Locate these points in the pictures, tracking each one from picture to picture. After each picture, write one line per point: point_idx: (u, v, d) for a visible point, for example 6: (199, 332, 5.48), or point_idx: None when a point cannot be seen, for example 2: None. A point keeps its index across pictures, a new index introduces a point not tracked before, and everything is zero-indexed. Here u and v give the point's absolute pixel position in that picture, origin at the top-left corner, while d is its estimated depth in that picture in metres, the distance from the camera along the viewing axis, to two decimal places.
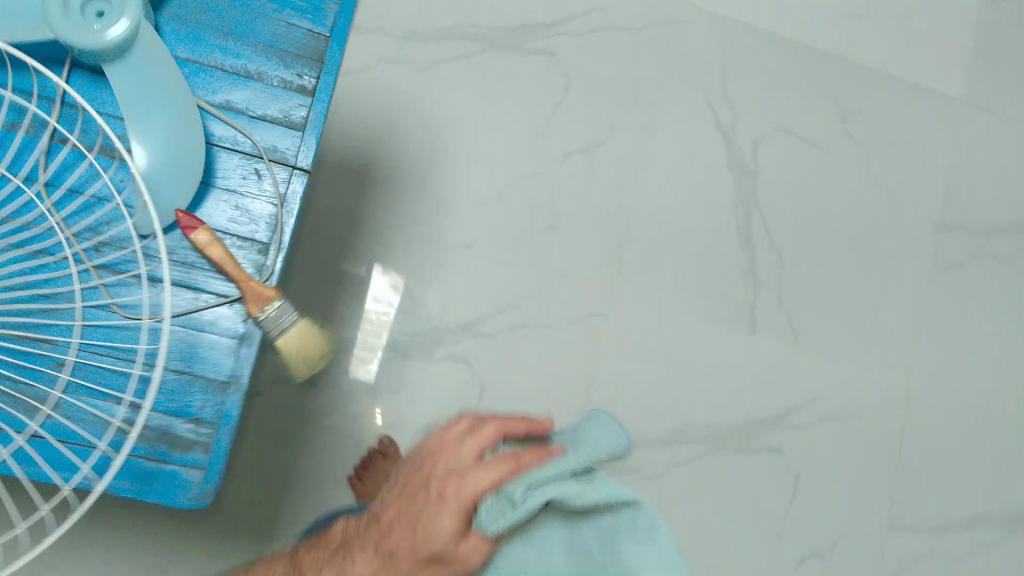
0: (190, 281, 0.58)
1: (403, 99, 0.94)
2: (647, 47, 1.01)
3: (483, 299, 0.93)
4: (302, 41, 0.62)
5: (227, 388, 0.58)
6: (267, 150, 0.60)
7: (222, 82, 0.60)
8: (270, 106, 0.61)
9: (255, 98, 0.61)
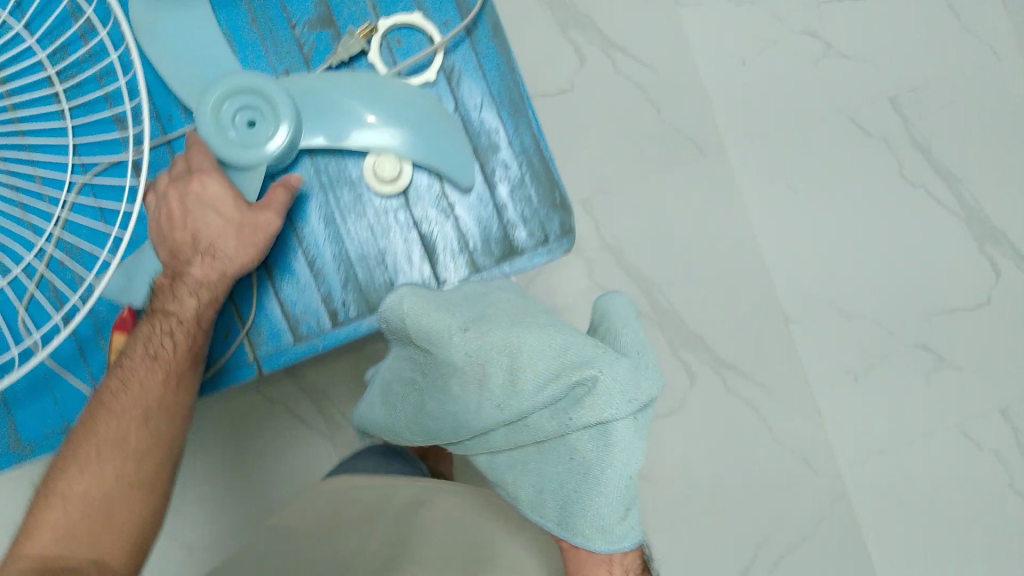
0: (88, 346, 0.58)
1: (552, 289, 0.90)
2: (765, 458, 0.92)
3: None
4: (389, 279, 0.61)
5: (18, 449, 0.58)
6: (292, 319, 0.60)
7: (314, 249, 0.60)
8: (315, 297, 0.60)
9: (325, 284, 0.60)
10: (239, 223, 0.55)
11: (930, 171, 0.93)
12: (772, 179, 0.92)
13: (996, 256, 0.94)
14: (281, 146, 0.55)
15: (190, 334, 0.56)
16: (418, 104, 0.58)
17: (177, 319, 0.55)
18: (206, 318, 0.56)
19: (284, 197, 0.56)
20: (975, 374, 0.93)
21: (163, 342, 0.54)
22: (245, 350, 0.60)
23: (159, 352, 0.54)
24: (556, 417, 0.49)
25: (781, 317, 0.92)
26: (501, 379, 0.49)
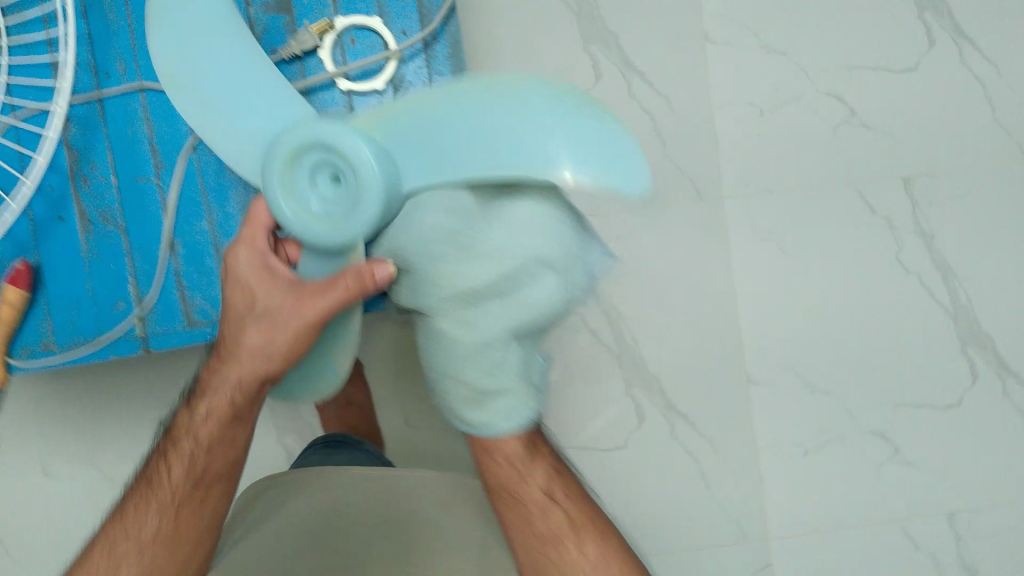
0: None
1: None
2: (696, 514, 0.90)
3: None
4: None
5: None
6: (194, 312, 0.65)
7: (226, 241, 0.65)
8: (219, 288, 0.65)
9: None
10: (256, 311, 0.60)
11: (927, 261, 0.90)
12: (765, 237, 0.89)
13: (978, 360, 0.91)
14: (370, 175, 0.56)
15: (200, 454, 0.64)
16: (492, 108, 0.56)
17: (193, 436, 0.64)
18: (210, 438, 0.64)
19: (333, 297, 0.57)
20: (929, 474, 0.91)
21: (179, 462, 0.64)
22: (133, 326, 0.65)
23: (174, 470, 0.64)
24: (475, 293, 0.59)
25: (743, 377, 0.90)
26: (461, 264, 0.59)
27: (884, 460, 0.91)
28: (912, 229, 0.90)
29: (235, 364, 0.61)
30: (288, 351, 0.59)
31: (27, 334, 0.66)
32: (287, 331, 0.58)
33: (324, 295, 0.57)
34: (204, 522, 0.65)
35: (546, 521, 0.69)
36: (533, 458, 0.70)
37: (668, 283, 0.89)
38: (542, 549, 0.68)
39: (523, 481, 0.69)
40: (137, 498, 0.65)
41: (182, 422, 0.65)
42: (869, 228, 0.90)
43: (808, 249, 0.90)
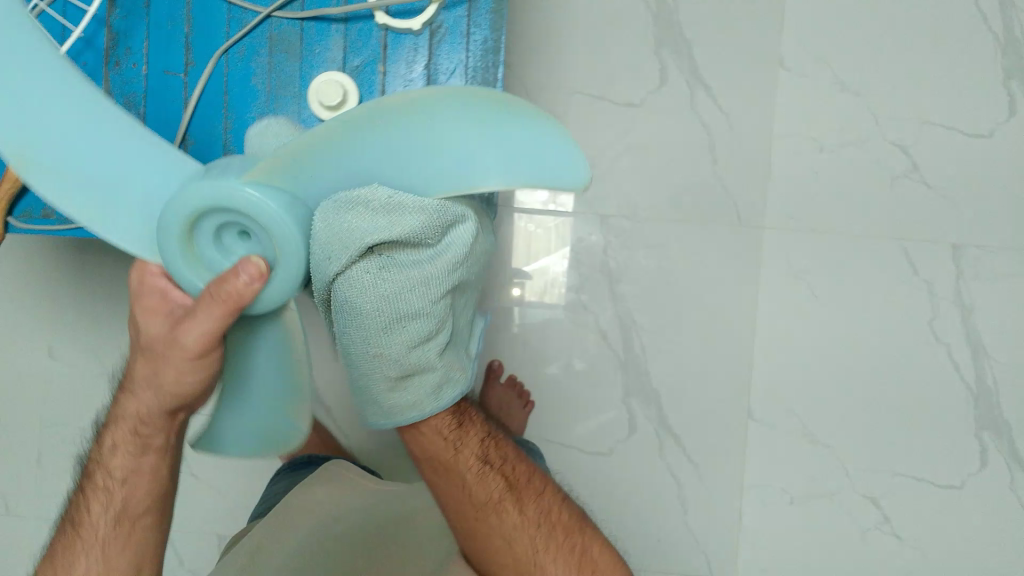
0: None
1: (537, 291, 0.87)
2: (668, 538, 0.89)
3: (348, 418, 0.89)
4: None
5: None
6: None
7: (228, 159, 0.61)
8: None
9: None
10: (142, 344, 0.48)
11: (959, 335, 0.88)
12: (798, 276, 0.87)
13: (991, 447, 0.87)
14: (285, 235, 0.41)
15: (115, 487, 0.56)
16: (412, 124, 0.40)
17: (104, 468, 0.56)
18: (123, 468, 0.56)
19: (206, 326, 0.43)
20: (914, 553, 0.88)
21: (97, 497, 0.56)
22: None
23: (94, 508, 0.56)
24: (375, 287, 0.42)
25: (745, 412, 0.88)
26: (362, 292, 0.42)
27: (872, 527, 0.88)
28: (949, 298, 0.87)
29: (142, 396, 0.52)
30: (184, 380, 0.49)
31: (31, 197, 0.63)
32: (172, 364, 0.47)
33: (202, 313, 0.43)
34: (136, 557, 0.57)
35: (485, 488, 0.59)
36: (462, 428, 0.57)
37: (689, 302, 0.87)
38: (482, 516, 0.60)
39: (455, 454, 0.57)
40: (64, 544, 0.57)
41: (95, 457, 0.56)
42: (905, 289, 0.87)
43: (839, 298, 0.87)
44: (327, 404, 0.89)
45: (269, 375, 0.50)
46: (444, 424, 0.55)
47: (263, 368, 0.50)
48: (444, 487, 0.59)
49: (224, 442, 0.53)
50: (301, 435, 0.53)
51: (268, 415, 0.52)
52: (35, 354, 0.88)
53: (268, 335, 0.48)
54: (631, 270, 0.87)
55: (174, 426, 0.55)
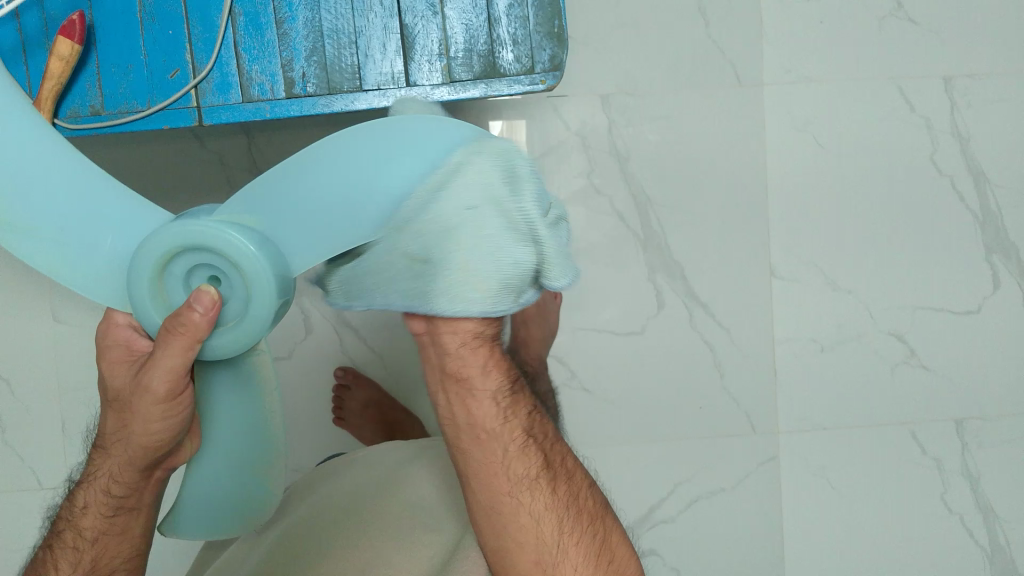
0: (31, 45, 0.63)
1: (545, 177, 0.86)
2: (708, 404, 0.90)
3: (377, 337, 0.88)
4: (356, 63, 0.62)
5: None
6: (249, 70, 0.62)
7: (286, 12, 0.61)
8: (277, 61, 0.62)
9: (289, 50, 0.61)
10: (116, 401, 0.48)
11: (962, 165, 0.89)
12: (801, 128, 0.88)
13: (1001, 269, 0.90)
14: (250, 262, 0.42)
15: (84, 547, 0.52)
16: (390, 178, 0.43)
17: (75, 527, 0.53)
18: (95, 528, 0.52)
19: (177, 359, 0.44)
20: (943, 378, 0.92)
21: (64, 555, 0.52)
22: (188, 96, 0.62)
23: (59, 566, 0.52)
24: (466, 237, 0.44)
25: (765, 270, 0.89)
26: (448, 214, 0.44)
27: (901, 362, 0.91)
28: (949, 129, 0.88)
29: (116, 458, 0.50)
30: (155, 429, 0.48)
31: (77, 95, 0.62)
32: (141, 415, 0.47)
33: (162, 349, 0.44)
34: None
35: (522, 462, 0.51)
36: (515, 400, 0.51)
37: (700, 169, 0.87)
38: (517, 498, 0.50)
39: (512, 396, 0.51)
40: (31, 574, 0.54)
41: (64, 513, 0.54)
42: (905, 126, 0.88)
43: (841, 144, 0.88)
44: (352, 326, 0.87)
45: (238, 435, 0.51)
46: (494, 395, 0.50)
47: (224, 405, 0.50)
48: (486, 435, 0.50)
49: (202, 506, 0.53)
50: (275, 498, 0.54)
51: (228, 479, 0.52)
52: (38, 321, 0.85)
53: (233, 377, 0.49)
54: (637, 147, 0.86)
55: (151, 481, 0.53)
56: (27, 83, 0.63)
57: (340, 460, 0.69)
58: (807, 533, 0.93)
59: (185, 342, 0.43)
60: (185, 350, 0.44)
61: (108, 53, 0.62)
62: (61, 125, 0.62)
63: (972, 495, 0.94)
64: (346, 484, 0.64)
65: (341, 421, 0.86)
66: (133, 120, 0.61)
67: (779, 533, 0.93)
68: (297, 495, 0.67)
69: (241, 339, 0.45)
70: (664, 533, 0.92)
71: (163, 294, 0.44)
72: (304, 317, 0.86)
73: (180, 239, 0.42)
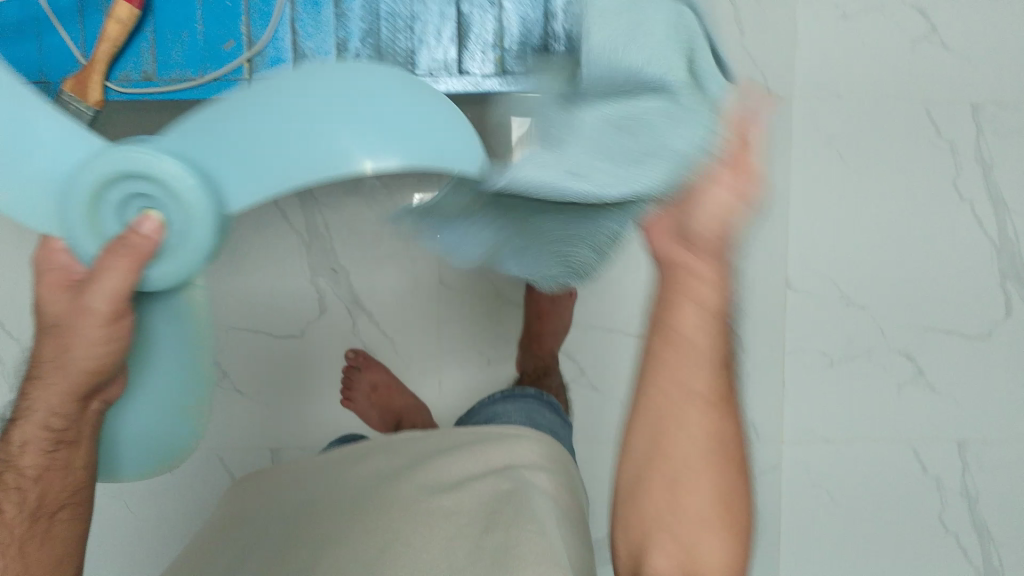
0: (89, 5, 0.63)
1: None
2: None
3: (391, 320, 0.88)
4: (410, 49, 0.62)
5: None
6: (303, 46, 0.62)
7: None
8: (331, 39, 0.62)
9: (344, 30, 0.62)
10: (48, 322, 0.43)
11: (982, 191, 0.89)
12: (826, 142, 0.88)
13: (1014, 295, 0.91)
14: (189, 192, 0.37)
15: (27, 485, 0.49)
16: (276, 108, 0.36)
17: (13, 468, 0.49)
18: (36, 466, 0.49)
19: (121, 279, 0.39)
20: (948, 400, 0.92)
21: (6, 497, 0.49)
22: (240, 68, 0.62)
23: (4, 507, 0.49)
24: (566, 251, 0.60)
25: (781, 281, 0.89)
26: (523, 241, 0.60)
27: (909, 381, 0.92)
28: (974, 154, 0.89)
29: (57, 385, 0.45)
30: (98, 361, 0.43)
31: (130, 59, 0.62)
32: (90, 339, 0.42)
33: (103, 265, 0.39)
34: (54, 553, 0.51)
35: (694, 446, 0.56)
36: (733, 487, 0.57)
37: None
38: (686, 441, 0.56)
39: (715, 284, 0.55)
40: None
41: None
42: (931, 148, 0.88)
43: (866, 161, 0.88)
44: (368, 309, 0.88)
45: (173, 361, 0.47)
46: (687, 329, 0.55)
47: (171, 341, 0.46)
48: (657, 411, 0.57)
49: (132, 446, 0.49)
50: (197, 440, 0.49)
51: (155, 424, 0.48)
52: None
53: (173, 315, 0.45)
54: None
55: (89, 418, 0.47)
56: (81, 43, 0.63)
57: (369, 445, 0.69)
58: (800, 541, 0.94)
59: (125, 263, 0.38)
60: (127, 278, 0.39)
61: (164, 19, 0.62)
62: (112, 88, 0.62)
63: (968, 517, 0.94)
64: (367, 467, 0.65)
65: (350, 402, 0.87)
66: (184, 88, 0.62)
67: (775, 541, 0.93)
68: (317, 477, 0.66)
69: (183, 268, 0.39)
70: None
71: (96, 223, 0.38)
72: (320, 297, 0.87)
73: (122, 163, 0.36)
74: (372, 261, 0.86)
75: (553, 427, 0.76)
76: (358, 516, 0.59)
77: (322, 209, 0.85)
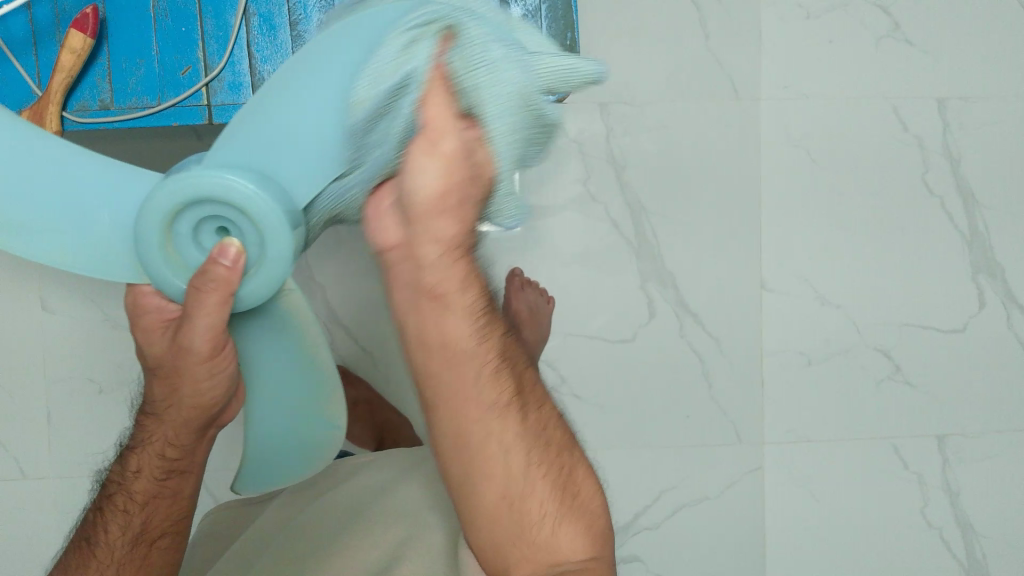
0: (42, 36, 0.63)
1: (543, 184, 0.86)
2: (697, 414, 0.91)
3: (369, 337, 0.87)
4: None
5: None
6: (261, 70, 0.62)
7: (300, 13, 0.61)
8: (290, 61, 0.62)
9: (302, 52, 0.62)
10: (152, 365, 0.50)
11: (952, 187, 0.90)
12: (796, 143, 0.88)
13: (987, 289, 0.92)
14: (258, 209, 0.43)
15: (135, 510, 0.54)
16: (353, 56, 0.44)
17: (126, 491, 0.54)
18: (145, 492, 0.54)
19: (217, 316, 0.45)
20: (926, 394, 0.93)
21: (115, 518, 0.54)
22: (199, 94, 0.62)
23: (111, 528, 0.54)
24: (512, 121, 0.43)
25: (757, 283, 0.90)
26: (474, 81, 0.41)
27: (888, 378, 0.92)
28: (943, 151, 0.90)
29: (169, 419, 0.52)
30: (203, 387, 0.50)
31: (87, 89, 0.62)
32: (187, 375, 0.49)
33: (198, 310, 0.45)
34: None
35: (494, 389, 0.47)
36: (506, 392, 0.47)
37: (695, 180, 0.88)
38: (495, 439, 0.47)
39: (449, 284, 0.44)
40: (89, 539, 0.54)
41: (113, 477, 0.55)
42: (899, 145, 0.89)
43: (835, 161, 0.89)
44: (346, 326, 0.87)
45: (291, 375, 0.53)
46: (442, 241, 0.43)
47: (267, 353, 0.52)
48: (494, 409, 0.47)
49: (259, 461, 0.56)
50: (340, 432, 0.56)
51: (285, 425, 0.55)
52: (27, 308, 0.85)
53: (271, 329, 0.51)
54: (634, 157, 0.87)
55: (201, 441, 0.55)
56: (36, 75, 0.63)
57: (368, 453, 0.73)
58: (787, 542, 0.94)
59: (220, 298, 0.45)
60: (219, 303, 0.45)
61: (123, 48, 0.62)
62: (70, 118, 0.62)
63: (951, 510, 0.95)
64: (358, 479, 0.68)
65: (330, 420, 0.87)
66: (143, 116, 0.62)
67: (761, 541, 0.94)
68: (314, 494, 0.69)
69: (267, 283, 0.46)
70: (649, 541, 0.92)
71: (178, 258, 0.45)
72: None
73: (186, 196, 0.43)
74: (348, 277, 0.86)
75: None
76: (344, 537, 0.62)
77: None
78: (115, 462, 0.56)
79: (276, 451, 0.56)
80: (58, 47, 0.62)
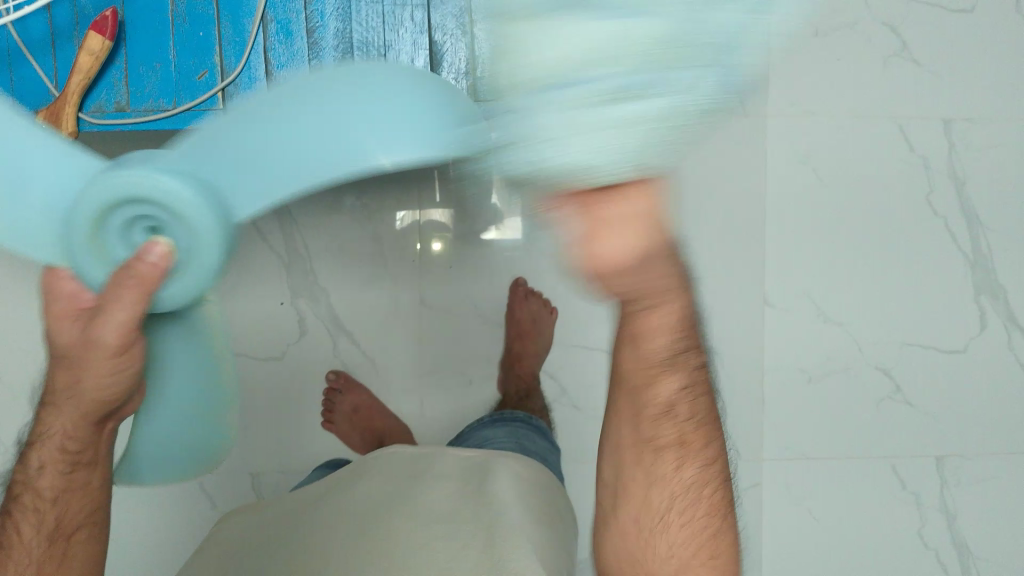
0: (60, 37, 0.63)
1: None
2: None
3: (372, 341, 0.88)
4: None
5: None
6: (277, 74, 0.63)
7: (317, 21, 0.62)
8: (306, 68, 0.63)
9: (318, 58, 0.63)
10: (56, 354, 0.45)
11: (956, 208, 0.90)
12: (802, 160, 0.89)
13: (988, 310, 0.92)
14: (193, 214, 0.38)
15: (46, 507, 0.50)
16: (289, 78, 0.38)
17: (33, 488, 0.50)
18: (53, 488, 0.50)
19: (132, 309, 0.40)
20: (925, 414, 0.93)
21: (26, 518, 0.50)
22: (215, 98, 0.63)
23: (23, 530, 0.50)
24: None
25: (760, 299, 0.90)
26: None
27: (889, 398, 0.92)
28: (948, 172, 0.90)
29: (68, 412, 0.47)
30: (110, 385, 0.44)
31: (103, 90, 0.63)
32: (91, 367, 0.43)
33: (114, 303, 0.40)
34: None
35: (678, 405, 0.44)
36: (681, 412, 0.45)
37: (702, 194, 0.88)
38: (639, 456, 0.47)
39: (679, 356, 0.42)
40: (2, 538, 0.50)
41: (18, 474, 0.51)
42: (905, 166, 0.90)
43: (841, 179, 0.89)
44: (348, 331, 0.87)
45: (188, 375, 0.48)
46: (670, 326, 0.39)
47: (180, 358, 0.47)
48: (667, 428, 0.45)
49: (146, 462, 0.50)
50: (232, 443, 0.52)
51: (175, 431, 0.49)
52: (31, 305, 0.85)
53: (187, 330, 0.46)
54: None
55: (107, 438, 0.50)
56: (53, 75, 0.64)
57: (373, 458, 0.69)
58: (783, 558, 0.94)
59: (142, 294, 0.39)
60: (142, 304, 0.39)
61: (141, 52, 0.62)
62: (85, 119, 0.63)
63: (948, 530, 0.95)
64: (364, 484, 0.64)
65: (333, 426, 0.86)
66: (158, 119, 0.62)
67: (757, 557, 0.93)
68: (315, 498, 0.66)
69: (195, 286, 0.40)
70: None
71: (103, 251, 0.40)
72: (298, 318, 0.87)
73: (120, 190, 0.37)
74: (352, 282, 0.86)
75: (544, 453, 0.76)
76: (343, 539, 0.58)
77: (302, 231, 0.85)
78: (19, 461, 0.51)
79: (178, 456, 0.50)
80: (76, 49, 0.63)
